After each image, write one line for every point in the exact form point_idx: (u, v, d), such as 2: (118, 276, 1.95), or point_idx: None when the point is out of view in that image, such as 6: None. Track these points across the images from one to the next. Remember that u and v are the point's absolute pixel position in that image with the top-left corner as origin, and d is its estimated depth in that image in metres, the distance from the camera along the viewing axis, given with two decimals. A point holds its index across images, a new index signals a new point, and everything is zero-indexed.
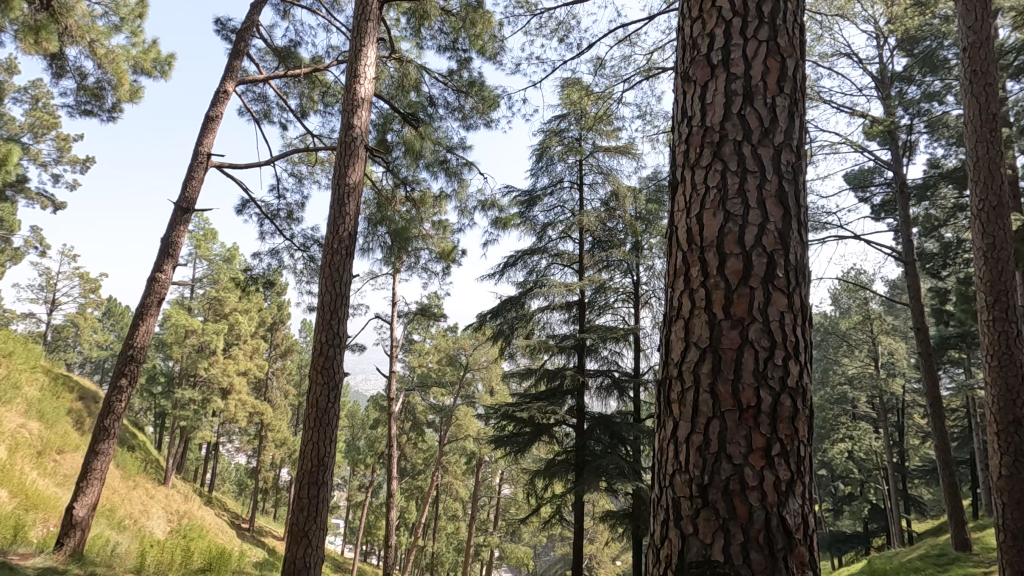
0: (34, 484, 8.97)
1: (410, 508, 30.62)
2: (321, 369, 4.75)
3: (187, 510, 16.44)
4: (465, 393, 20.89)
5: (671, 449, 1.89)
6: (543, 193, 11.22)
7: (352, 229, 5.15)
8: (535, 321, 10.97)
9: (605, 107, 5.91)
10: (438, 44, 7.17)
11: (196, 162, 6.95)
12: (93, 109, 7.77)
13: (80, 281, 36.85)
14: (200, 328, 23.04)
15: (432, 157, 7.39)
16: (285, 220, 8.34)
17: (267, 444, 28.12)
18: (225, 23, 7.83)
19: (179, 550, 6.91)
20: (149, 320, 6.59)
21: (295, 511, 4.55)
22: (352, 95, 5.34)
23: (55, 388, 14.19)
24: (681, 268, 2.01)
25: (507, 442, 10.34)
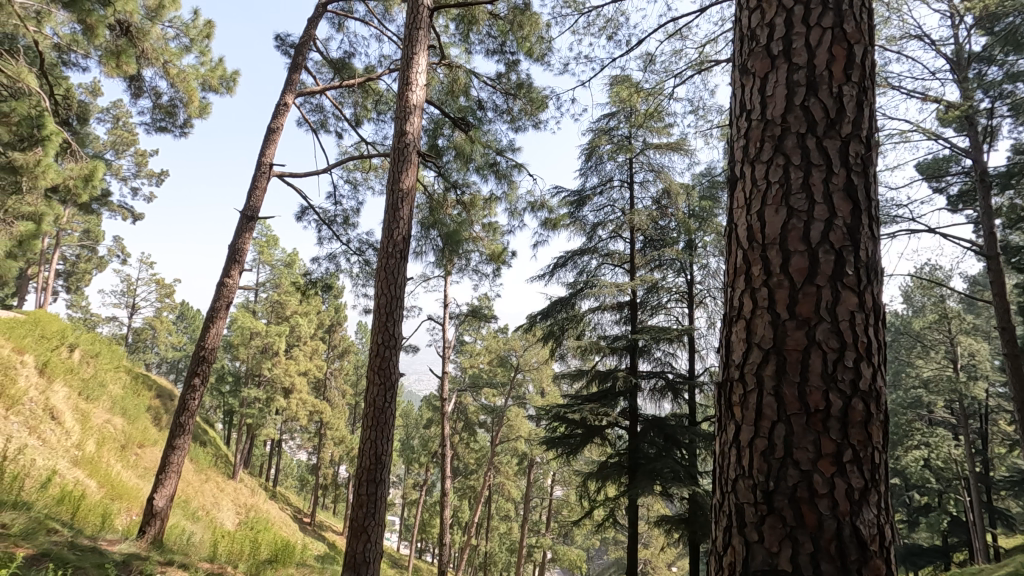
0: (119, 476, 9.69)
1: (464, 508, 31.06)
2: (378, 369, 4.89)
3: (254, 504, 17.31)
4: (517, 393, 20.96)
5: (734, 453, 1.84)
6: (592, 193, 11.12)
7: (407, 233, 5.28)
8: (585, 321, 10.91)
9: (656, 104, 5.80)
10: (486, 48, 7.26)
11: (259, 172, 7.32)
12: (167, 126, 8.34)
13: (156, 287, 39.56)
14: (264, 330, 24.23)
15: (482, 161, 7.48)
16: (342, 225, 8.66)
17: (326, 442, 29.21)
18: (284, 38, 8.21)
19: (247, 540, 7.27)
20: (218, 323, 6.98)
21: (355, 507, 4.71)
22: (404, 101, 5.47)
23: (136, 387, 15.27)
24: (741, 267, 1.96)
25: (558, 443, 10.30)
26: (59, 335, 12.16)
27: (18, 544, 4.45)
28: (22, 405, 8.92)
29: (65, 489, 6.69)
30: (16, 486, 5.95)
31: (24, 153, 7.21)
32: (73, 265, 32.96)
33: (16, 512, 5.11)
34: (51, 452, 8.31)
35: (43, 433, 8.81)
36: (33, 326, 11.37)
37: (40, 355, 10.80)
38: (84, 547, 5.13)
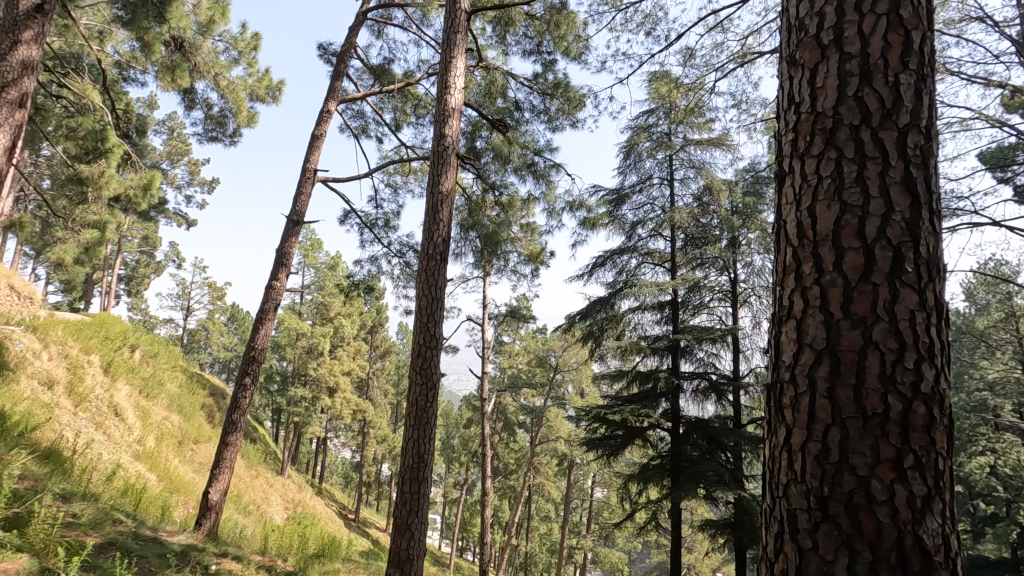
0: (176, 470, 10.16)
1: (504, 507, 31.22)
2: (419, 369, 4.96)
3: (302, 499, 17.87)
4: (556, 394, 20.89)
5: (784, 457, 1.79)
6: (631, 191, 10.97)
7: (447, 234, 5.34)
8: (625, 322, 10.77)
9: (696, 99, 5.68)
10: (523, 49, 7.28)
11: (304, 178, 7.55)
12: (218, 135, 8.69)
13: (209, 289, 41.38)
14: (310, 331, 25.01)
15: (520, 161, 7.50)
16: (383, 228, 8.84)
17: (369, 440, 29.86)
18: (327, 47, 8.45)
19: (296, 535, 7.49)
20: (266, 324, 7.22)
21: (399, 504, 4.81)
22: (443, 105, 5.53)
23: (191, 386, 15.98)
24: (792, 264, 1.90)
25: (598, 444, 10.22)
26: (121, 336, 12.86)
27: (87, 533, 4.73)
28: (89, 402, 9.47)
29: (128, 482, 7.07)
30: (85, 478, 6.33)
31: (89, 165, 7.66)
32: (133, 270, 34.81)
33: (85, 502, 5.42)
34: (114, 447, 8.80)
35: (109, 429, 9.35)
36: (98, 328, 12.08)
37: (104, 355, 11.47)
38: (147, 537, 5.41)
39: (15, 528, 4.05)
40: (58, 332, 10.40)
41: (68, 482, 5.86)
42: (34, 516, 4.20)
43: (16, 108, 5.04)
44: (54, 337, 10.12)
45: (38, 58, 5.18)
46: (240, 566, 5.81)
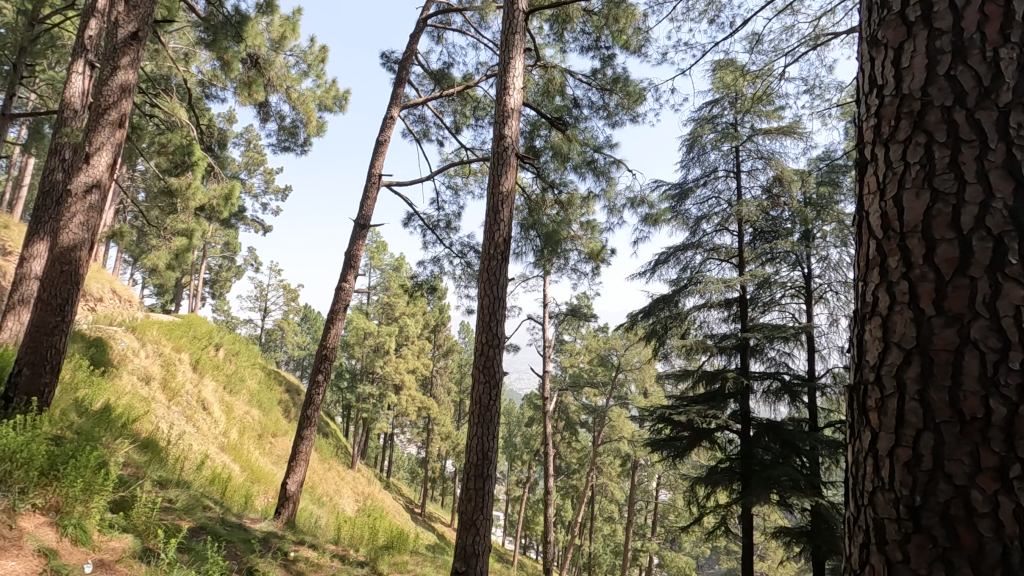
0: (257, 461, 10.82)
1: (567, 506, 31.14)
2: (482, 368, 5.03)
3: (370, 492, 18.56)
4: (619, 393, 20.59)
5: (870, 463, 1.70)
6: (695, 185, 10.64)
7: (507, 234, 5.37)
8: (690, 321, 10.44)
9: (764, 86, 5.42)
10: (581, 45, 7.22)
11: (370, 183, 7.83)
12: (290, 145, 9.15)
13: (284, 292, 43.79)
14: (376, 331, 26.01)
15: (580, 159, 7.43)
16: (445, 229, 9.03)
17: (434, 436, 30.58)
18: (389, 55, 8.73)
19: (366, 526, 7.77)
20: (336, 324, 7.54)
21: (464, 500, 4.91)
22: (502, 106, 5.57)
23: (269, 382, 16.97)
24: (875, 259, 1.80)
25: (663, 445, 10.00)
26: (207, 336, 13.82)
27: (182, 517, 5.13)
28: (180, 396, 10.26)
29: (215, 472, 7.59)
30: (178, 467, 6.88)
31: (178, 177, 8.33)
32: (217, 274, 37.45)
33: (179, 489, 5.89)
34: (202, 438, 9.48)
35: (198, 421, 10.12)
36: (187, 328, 13.08)
37: (193, 353, 12.39)
38: (232, 523, 5.81)
39: (122, 510, 4.46)
40: (154, 331, 11.34)
41: (164, 469, 6.36)
42: (136, 499, 4.60)
43: (117, 129, 5.53)
44: (150, 337, 11.06)
45: (135, 81, 5.63)
46: (316, 554, 6.12)
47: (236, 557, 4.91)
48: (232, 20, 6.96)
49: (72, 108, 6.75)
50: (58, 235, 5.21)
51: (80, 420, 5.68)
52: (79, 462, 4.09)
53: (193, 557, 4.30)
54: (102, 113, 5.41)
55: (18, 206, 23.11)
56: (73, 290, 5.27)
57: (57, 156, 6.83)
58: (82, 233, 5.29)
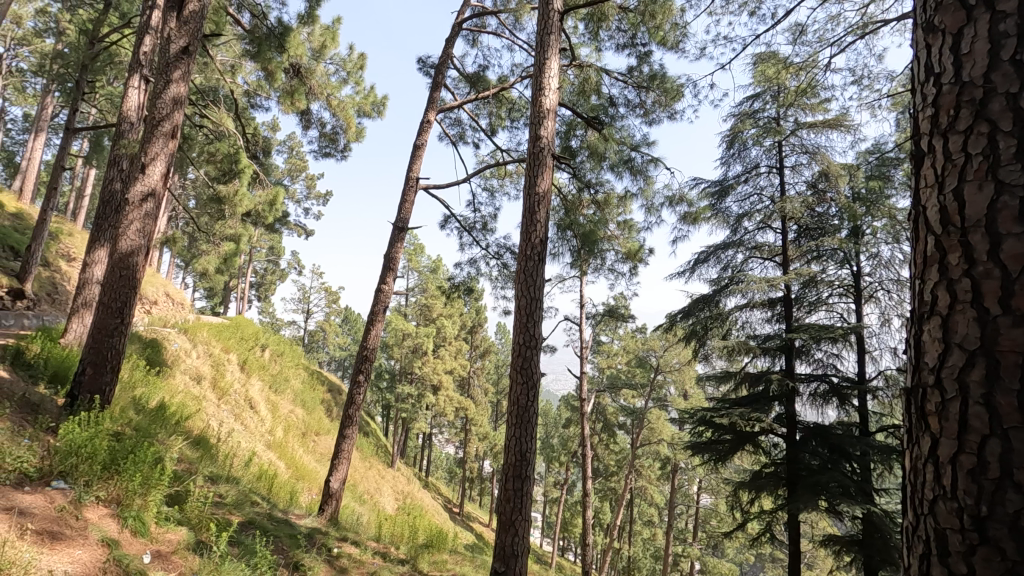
0: (301, 459, 11.15)
1: (605, 509, 30.83)
2: (520, 369, 5.03)
3: (410, 491, 18.81)
4: (658, 396, 20.26)
5: (930, 470, 1.62)
6: (736, 182, 10.37)
7: (544, 235, 5.36)
8: (732, 321, 10.19)
9: (809, 78, 5.23)
10: (617, 43, 7.15)
11: (407, 186, 7.96)
12: (331, 151, 9.39)
13: (326, 294, 44.95)
14: (415, 331, 26.42)
15: (617, 158, 7.34)
16: (481, 231, 9.09)
17: (471, 437, 30.77)
18: (425, 60, 8.85)
19: (407, 524, 7.87)
20: (376, 325, 7.70)
21: (503, 501, 4.93)
22: (538, 107, 5.57)
23: (312, 382, 17.46)
24: (934, 256, 1.72)
25: (704, 449, 9.80)
26: (253, 337, 14.32)
27: (232, 512, 5.33)
28: (229, 395, 10.67)
29: (262, 469, 7.86)
30: (228, 463, 7.16)
31: (226, 184, 8.66)
32: (262, 278, 38.75)
33: (229, 485, 6.12)
34: (250, 436, 9.83)
35: (246, 420, 10.50)
36: (235, 330, 13.58)
37: (240, 354, 12.86)
38: (279, 518, 5.99)
39: (177, 504, 4.66)
40: (204, 333, 11.83)
41: (215, 466, 6.63)
42: (189, 494, 4.80)
43: (169, 139, 5.79)
44: (201, 338, 11.56)
45: (186, 93, 5.89)
46: (359, 551, 6.24)
47: (282, 552, 5.07)
48: (275, 31, 7.25)
49: (128, 121, 7.12)
50: (117, 241, 5.49)
51: (138, 417, 5.97)
52: (137, 458, 4.30)
53: (243, 551, 4.46)
54: (156, 125, 5.67)
55: (80, 215, 24.46)
56: (131, 294, 5.54)
57: (116, 167, 7.22)
58: (139, 239, 5.56)
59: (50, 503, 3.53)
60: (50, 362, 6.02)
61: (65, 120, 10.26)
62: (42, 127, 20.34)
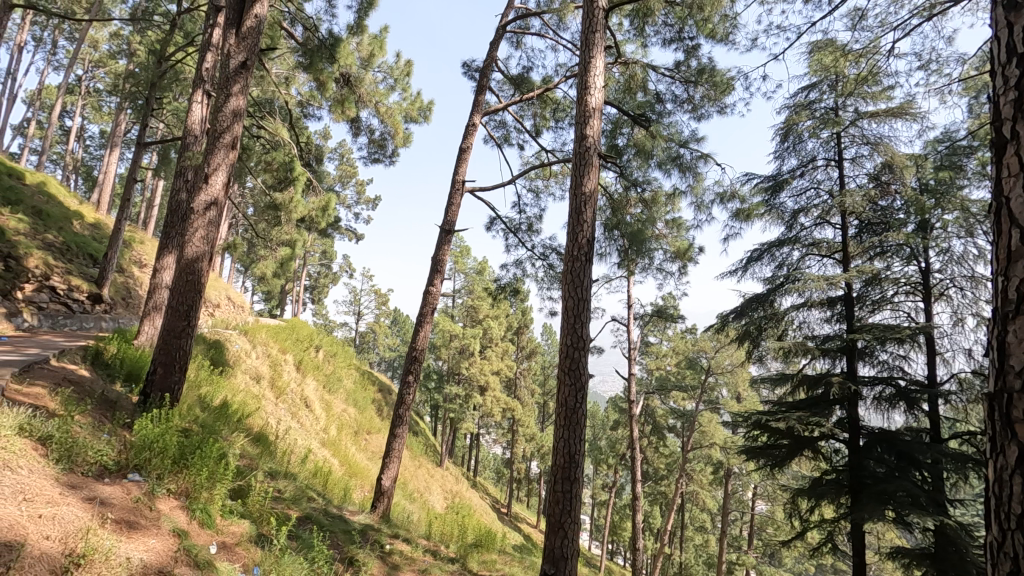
0: (354, 457, 11.49)
1: (655, 513, 30.27)
2: (567, 370, 5.00)
3: (458, 491, 19.02)
4: (709, 398, 19.67)
5: (1017, 482, 1.51)
6: (791, 176, 9.97)
7: (590, 235, 5.31)
8: (788, 321, 9.81)
9: (870, 65, 4.97)
10: (663, 38, 7.02)
11: (454, 189, 8.06)
12: (379, 157, 9.61)
13: (376, 296, 46.10)
14: (461, 332, 26.77)
15: (665, 155, 7.17)
16: (526, 232, 9.10)
17: (518, 438, 30.82)
18: (470, 64, 8.96)
19: (455, 523, 7.95)
20: (425, 326, 7.83)
21: (551, 503, 4.91)
22: (584, 106, 5.52)
23: (364, 382, 17.95)
24: (1020, 250, 1.60)
25: (760, 454, 9.45)
26: (308, 338, 14.86)
27: (290, 507, 5.55)
28: (286, 394, 11.11)
29: (318, 466, 8.13)
30: (286, 459, 7.46)
31: (282, 192, 9.04)
32: (316, 281, 40.13)
33: (287, 480, 6.37)
34: (306, 434, 10.21)
35: (302, 418, 10.91)
36: (291, 332, 14.13)
37: (296, 354, 13.39)
38: (334, 514, 6.18)
39: (240, 498, 4.88)
40: (263, 334, 12.38)
41: (274, 461, 6.93)
42: (251, 489, 5.02)
43: (230, 150, 6.07)
44: (260, 339, 12.10)
45: (245, 106, 6.17)
46: (410, 548, 6.37)
47: (337, 547, 5.22)
48: (327, 43, 7.50)
49: (193, 133, 7.50)
50: (184, 248, 5.81)
51: (204, 415, 6.30)
52: (203, 453, 4.52)
53: (301, 544, 4.63)
54: (218, 137, 5.97)
55: (151, 224, 26.05)
56: (196, 298, 5.84)
57: (182, 178, 7.65)
58: (204, 246, 5.86)
59: (127, 494, 3.77)
60: (125, 361, 6.43)
61: (136, 135, 10.94)
62: (117, 143, 21.74)
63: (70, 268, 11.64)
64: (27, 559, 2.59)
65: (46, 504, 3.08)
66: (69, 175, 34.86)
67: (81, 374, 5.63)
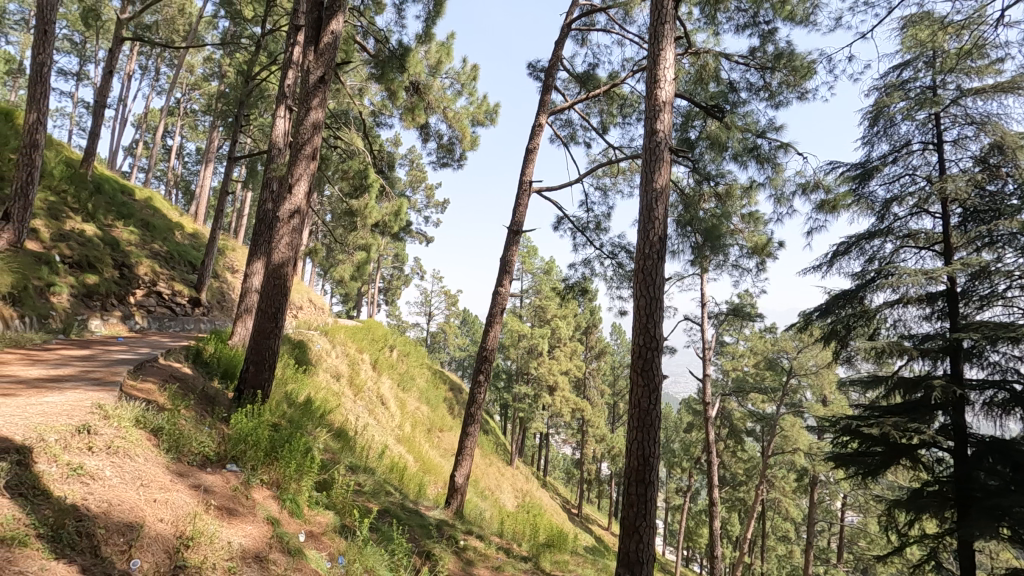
0: (428, 454, 11.81)
1: (733, 521, 29.07)
2: (641, 371, 4.89)
3: (529, 490, 19.11)
4: (791, 401, 18.60)
5: None
6: (881, 163, 9.24)
7: (663, 233, 5.17)
8: (880, 320, 9.09)
9: (975, 38, 4.53)
10: (737, 25, 6.72)
11: (522, 190, 8.12)
12: (448, 161, 9.84)
13: (445, 297, 47.19)
14: (530, 332, 26.95)
15: (740, 146, 6.88)
16: (594, 231, 9.00)
17: (588, 438, 30.52)
18: (536, 65, 8.99)
19: (527, 522, 7.98)
20: (494, 327, 7.94)
21: (625, 505, 4.84)
22: (653, 101, 5.38)
23: (436, 381, 18.42)
24: None
25: (850, 461, 8.85)
26: (383, 338, 15.48)
27: (370, 500, 5.80)
28: (363, 392, 11.62)
29: (394, 461, 8.45)
30: (365, 455, 7.80)
31: (358, 199, 9.45)
32: (389, 283, 41.62)
33: (366, 475, 6.65)
34: (382, 430, 10.63)
35: (378, 414, 11.38)
36: (367, 332, 14.75)
37: (372, 354, 13.97)
38: (411, 508, 6.40)
39: (325, 490, 5.17)
40: (341, 335, 13.01)
41: (354, 456, 7.28)
42: (335, 482, 5.29)
43: (310, 161, 6.42)
44: (339, 339, 12.73)
45: (323, 118, 6.50)
46: (483, 545, 6.48)
47: (415, 540, 5.41)
48: (397, 53, 7.77)
49: (277, 146, 7.99)
50: (272, 254, 6.19)
51: (291, 411, 6.71)
52: (291, 446, 4.83)
53: (381, 536, 4.84)
54: (300, 149, 6.33)
55: (241, 233, 28.07)
56: (282, 301, 6.21)
57: (268, 189, 8.18)
58: (289, 252, 6.22)
59: (227, 483, 4.08)
60: (221, 360, 6.97)
61: (227, 150, 11.77)
62: (211, 159, 23.53)
63: (173, 274, 12.75)
64: (145, 539, 2.87)
65: (160, 489, 3.39)
66: (171, 190, 38.16)
67: (184, 372, 6.17)
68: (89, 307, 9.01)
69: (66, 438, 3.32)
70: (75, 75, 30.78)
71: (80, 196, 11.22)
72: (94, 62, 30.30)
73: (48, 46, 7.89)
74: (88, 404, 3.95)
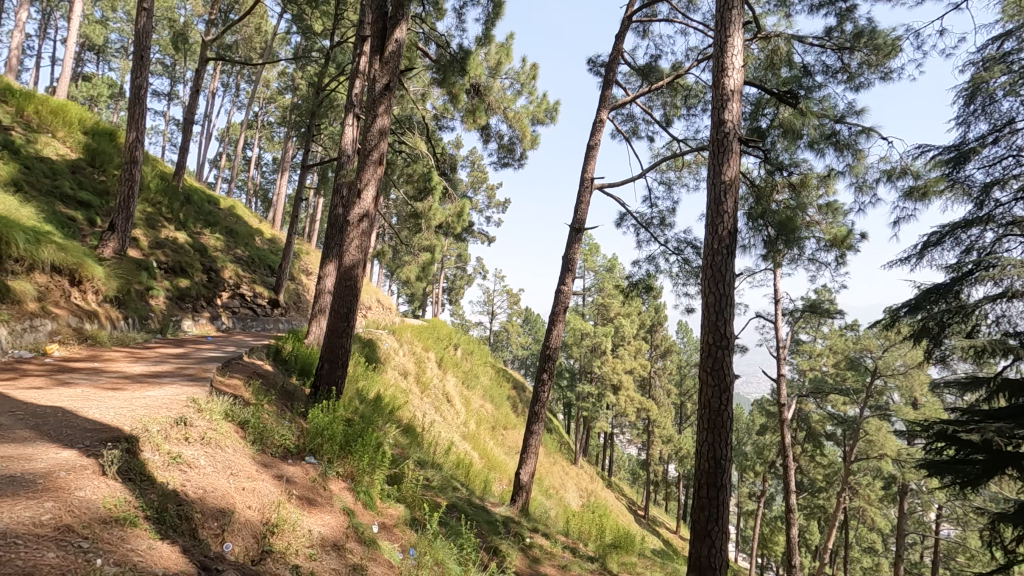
0: (493, 451, 11.95)
1: (812, 529, 27.53)
2: (710, 370, 4.73)
3: (594, 490, 18.90)
4: (876, 404, 17.37)
5: None
6: (980, 144, 8.45)
7: (733, 226, 4.97)
8: (979, 315, 8.31)
9: None
10: (810, 5, 6.34)
11: (583, 187, 8.04)
12: (509, 161, 9.91)
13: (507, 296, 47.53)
14: (592, 331, 26.83)
15: (817, 133, 6.50)
16: (659, 226, 8.76)
17: (654, 439, 29.79)
18: (595, 60, 8.88)
19: (593, 522, 7.91)
20: (557, 325, 7.93)
21: (696, 508, 4.69)
22: (721, 90, 5.18)
23: (500, 380, 18.59)
24: None
25: (946, 469, 8.16)
26: (447, 337, 15.82)
27: (438, 494, 5.95)
28: (430, 389, 11.92)
29: (460, 458, 8.62)
30: (433, 450, 8.01)
31: (422, 201, 9.69)
32: (452, 284, 42.38)
33: (434, 470, 6.82)
34: (449, 427, 10.87)
35: (444, 411, 11.64)
36: (432, 331, 15.12)
37: (438, 352, 14.31)
38: (477, 504, 6.50)
39: (396, 483, 5.35)
40: (408, 334, 13.39)
41: (422, 451, 7.49)
42: (405, 476, 5.47)
43: (377, 166, 6.65)
44: (406, 338, 13.12)
45: (389, 124, 6.71)
46: (550, 543, 6.49)
47: (482, 535, 5.51)
48: (458, 56, 7.90)
49: (346, 153, 8.34)
50: (343, 257, 6.46)
51: (363, 407, 6.99)
52: (364, 441, 5.03)
53: (450, 530, 4.95)
54: (368, 155, 6.58)
55: (314, 237, 29.45)
56: (353, 301, 6.46)
57: (338, 195, 8.55)
58: (359, 254, 6.47)
59: (306, 474, 4.31)
60: (298, 358, 7.36)
61: (300, 159, 12.41)
62: (286, 168, 24.82)
63: (255, 278, 13.60)
64: (236, 523, 3.09)
65: (247, 478, 3.63)
66: (251, 198, 40.60)
67: (266, 369, 6.57)
68: (182, 308, 9.77)
69: (166, 429, 3.61)
70: (166, 95, 33.38)
71: (173, 206, 12.17)
72: (183, 82, 32.71)
73: (144, 70, 8.62)
74: (184, 398, 4.30)
